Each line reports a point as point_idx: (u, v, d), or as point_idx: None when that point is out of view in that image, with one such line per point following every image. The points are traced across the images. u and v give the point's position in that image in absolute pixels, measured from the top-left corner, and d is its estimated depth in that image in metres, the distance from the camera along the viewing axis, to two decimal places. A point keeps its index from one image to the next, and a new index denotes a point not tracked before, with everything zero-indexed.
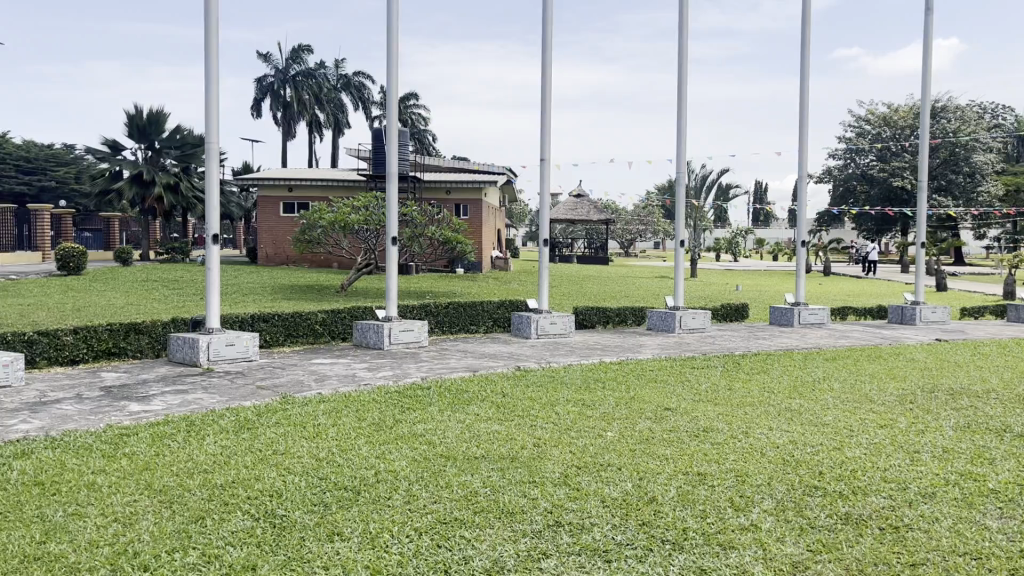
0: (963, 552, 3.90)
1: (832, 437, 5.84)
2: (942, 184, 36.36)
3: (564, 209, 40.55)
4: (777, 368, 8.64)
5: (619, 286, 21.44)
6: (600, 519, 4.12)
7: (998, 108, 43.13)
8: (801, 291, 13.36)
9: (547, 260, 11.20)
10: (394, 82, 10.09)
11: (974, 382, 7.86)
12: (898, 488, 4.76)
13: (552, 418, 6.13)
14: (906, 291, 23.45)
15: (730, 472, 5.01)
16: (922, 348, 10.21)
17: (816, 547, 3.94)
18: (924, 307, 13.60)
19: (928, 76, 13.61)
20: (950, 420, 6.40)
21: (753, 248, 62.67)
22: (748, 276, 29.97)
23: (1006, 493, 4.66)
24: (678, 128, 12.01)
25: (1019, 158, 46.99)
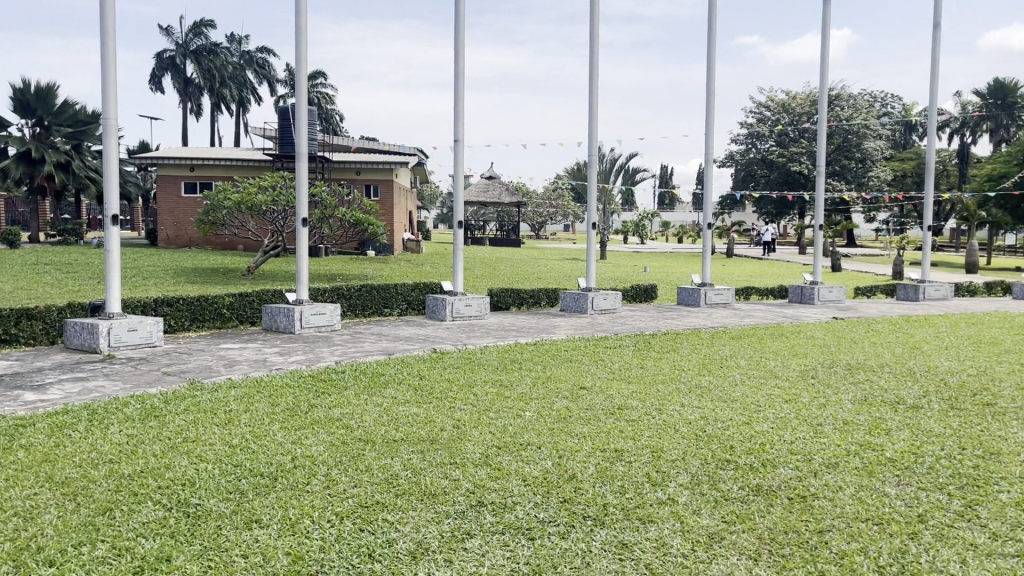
0: (866, 518, 4.09)
1: (741, 412, 6.03)
2: (836, 169, 37.91)
3: (476, 190, 40.50)
4: (685, 346, 8.88)
5: (532, 269, 21.57)
6: (522, 498, 4.14)
7: (888, 97, 45.21)
8: (707, 272, 13.73)
9: (461, 242, 11.11)
10: (304, 59, 9.81)
11: (869, 357, 8.26)
12: (804, 460, 4.95)
13: (470, 399, 6.12)
14: (803, 271, 24.44)
15: (646, 447, 5.11)
16: (821, 326, 10.66)
17: (731, 518, 4.06)
18: (822, 287, 14.21)
19: (825, 65, 14.13)
20: (849, 393, 6.71)
21: (659, 230, 64.16)
22: (654, 258, 30.62)
23: (902, 462, 4.92)
24: (589, 111, 12.11)
25: (905, 145, 49.52)
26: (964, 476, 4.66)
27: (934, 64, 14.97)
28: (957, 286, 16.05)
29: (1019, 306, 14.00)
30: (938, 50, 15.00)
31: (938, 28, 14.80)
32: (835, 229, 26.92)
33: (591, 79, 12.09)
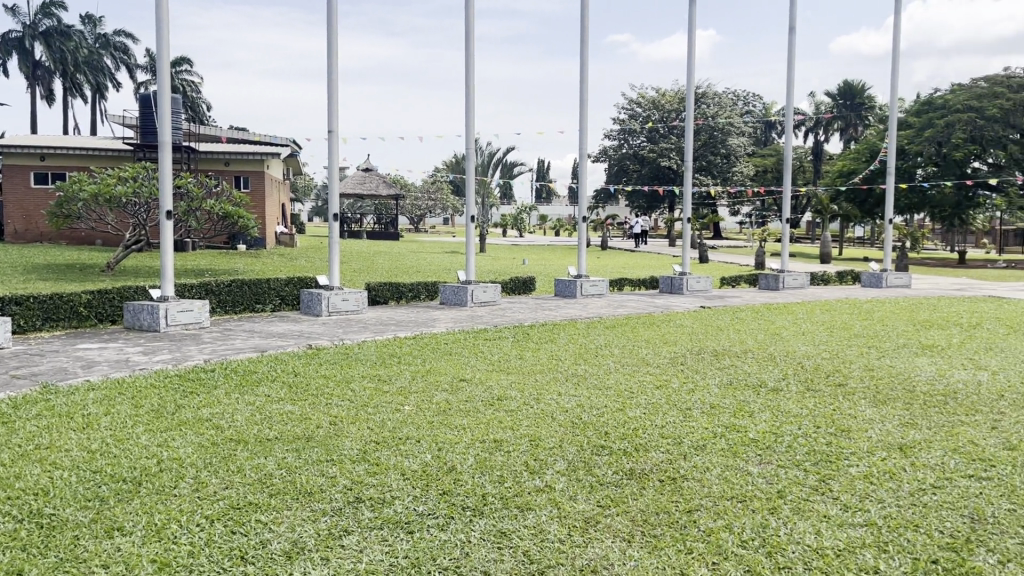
0: (731, 496, 4.30)
1: (615, 399, 6.21)
2: (703, 164, 39.50)
3: (352, 183, 39.78)
4: (562, 337, 9.06)
5: (410, 262, 21.39)
6: (401, 492, 4.12)
7: (750, 96, 47.47)
8: (582, 264, 14.04)
9: (337, 235, 10.89)
10: (166, 45, 9.36)
11: (734, 343, 8.68)
12: (674, 443, 5.15)
13: (348, 395, 6.03)
14: (673, 263, 25.36)
15: (524, 436, 5.19)
16: (689, 314, 11.11)
17: (605, 502, 4.18)
18: (690, 277, 14.81)
19: (692, 64, 14.69)
20: (716, 378, 7.04)
21: (537, 224, 65.06)
22: (532, 250, 31.00)
23: (763, 441, 5.20)
24: (466, 104, 12.12)
25: (765, 142, 52.19)
26: (819, 453, 4.97)
27: (790, 65, 15.84)
28: (813, 275, 17.07)
29: (866, 293, 15.06)
30: (794, 52, 15.88)
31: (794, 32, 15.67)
32: (702, 222, 28.04)
33: (468, 73, 12.10)
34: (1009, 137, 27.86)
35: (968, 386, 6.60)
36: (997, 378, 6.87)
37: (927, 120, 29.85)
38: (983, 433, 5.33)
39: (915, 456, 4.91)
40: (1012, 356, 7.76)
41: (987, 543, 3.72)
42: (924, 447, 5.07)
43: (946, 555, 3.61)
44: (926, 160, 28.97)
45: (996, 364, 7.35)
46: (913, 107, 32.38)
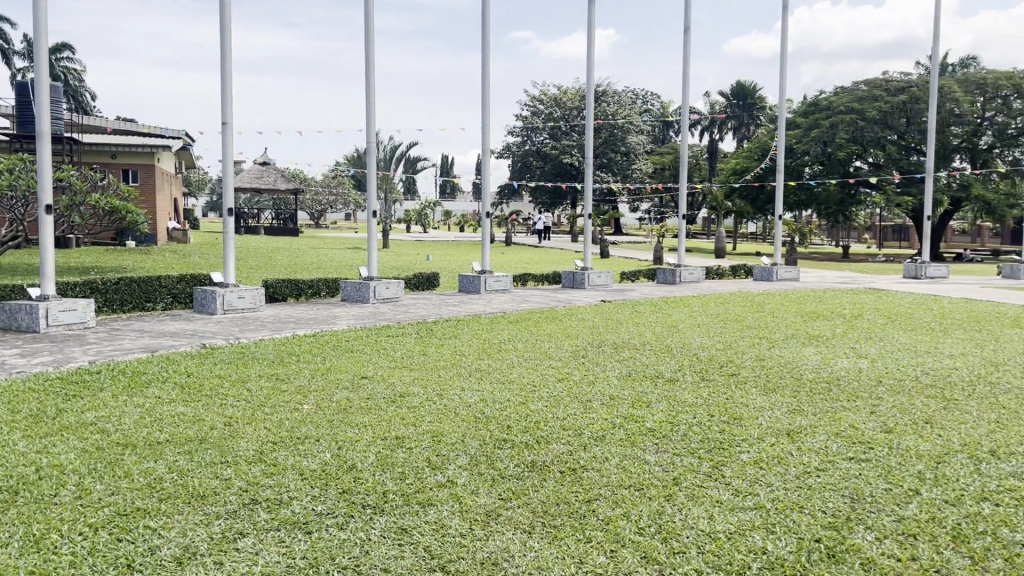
0: (629, 485, 4.40)
1: (517, 393, 6.26)
2: (604, 161, 40.20)
3: (249, 177, 38.63)
4: (465, 332, 9.06)
5: (310, 259, 20.93)
6: (299, 492, 4.04)
7: (649, 95, 48.52)
8: (486, 260, 14.06)
9: (232, 231, 10.55)
10: (43, 29, 8.85)
11: (634, 336, 8.87)
12: (574, 435, 5.23)
13: (244, 394, 5.86)
14: (575, 258, 25.71)
15: (426, 433, 5.16)
16: (591, 308, 11.30)
17: (506, 495, 4.21)
18: (592, 272, 15.06)
19: (591, 62, 14.93)
20: (615, 370, 7.19)
21: (440, 220, 64.84)
22: (435, 246, 30.84)
23: (660, 431, 5.34)
24: (366, 98, 11.96)
25: (663, 140, 53.51)
26: (713, 440, 5.14)
27: (685, 66, 16.30)
28: (708, 269, 17.64)
29: (757, 286, 15.67)
30: (689, 54, 16.37)
31: (689, 33, 16.14)
32: (603, 218, 28.52)
33: (368, 66, 11.94)
34: (888, 138, 29.50)
35: (851, 373, 6.96)
36: (877, 365, 7.27)
37: (814, 121, 31.32)
38: (863, 417, 5.63)
39: (801, 441, 5.14)
40: (890, 345, 8.23)
41: (865, 521, 3.94)
42: (810, 433, 5.31)
43: (829, 534, 3.80)
44: (813, 159, 30.37)
45: (876, 353, 7.78)
46: (801, 108, 33.89)
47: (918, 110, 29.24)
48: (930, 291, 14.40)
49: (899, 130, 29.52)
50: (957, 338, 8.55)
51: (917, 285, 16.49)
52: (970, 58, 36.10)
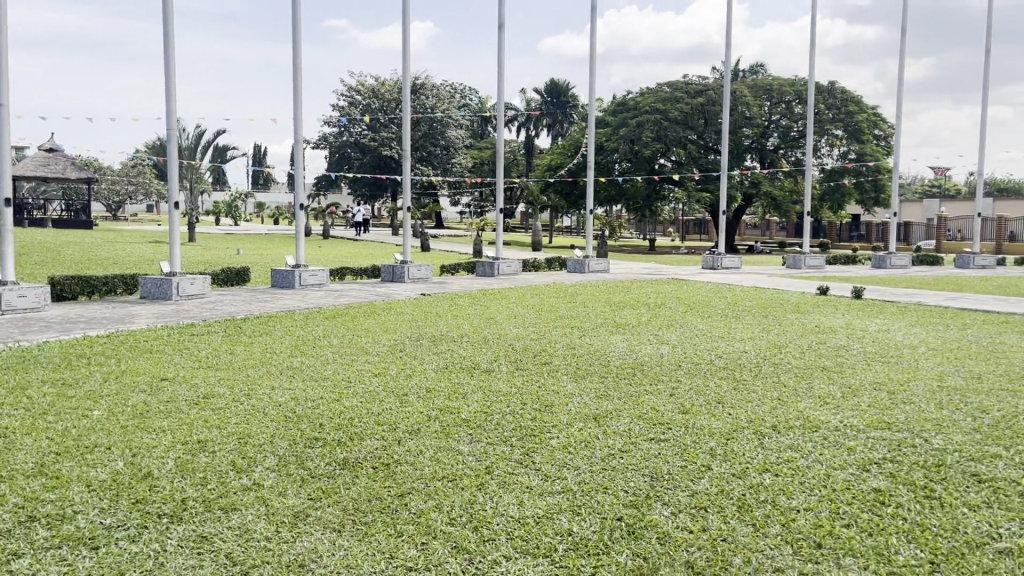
0: (441, 476, 4.42)
1: (331, 389, 6.12)
2: (423, 154, 40.14)
3: (33, 164, 35.19)
4: (278, 329, 8.74)
5: (105, 253, 19.38)
6: (86, 505, 3.73)
7: (467, 89, 48.87)
8: (300, 253, 13.63)
9: (10, 223, 9.58)
10: None
11: (451, 329, 8.92)
12: (388, 429, 5.18)
13: (22, 403, 5.34)
14: (394, 251, 25.49)
15: (232, 435, 4.93)
16: (410, 302, 11.22)
17: (316, 494, 4.10)
18: (411, 266, 15.00)
19: (406, 54, 14.83)
20: (432, 362, 7.21)
21: (254, 212, 62.21)
22: (248, 240, 29.51)
23: (474, 421, 5.40)
24: (166, 82, 11.24)
25: (482, 134, 54.10)
26: (524, 428, 5.27)
27: (500, 61, 16.57)
28: (524, 262, 18.09)
29: (570, 278, 16.25)
30: (504, 50, 16.65)
31: (503, 30, 16.41)
32: (423, 211, 28.43)
33: (167, 49, 11.21)
34: (688, 137, 31.51)
35: (654, 358, 7.38)
36: (677, 350, 7.74)
37: (622, 120, 32.87)
38: (664, 400, 5.99)
39: (608, 424, 5.38)
40: (689, 331, 8.80)
41: (663, 497, 4.18)
42: (615, 416, 5.57)
43: (629, 512, 4.00)
44: (621, 156, 31.91)
45: (677, 339, 8.29)
46: (611, 108, 35.49)
47: (714, 112, 31.41)
48: (723, 280, 15.56)
49: (698, 130, 31.64)
50: (747, 323, 9.28)
51: (714, 275, 17.70)
52: (758, 66, 39.15)
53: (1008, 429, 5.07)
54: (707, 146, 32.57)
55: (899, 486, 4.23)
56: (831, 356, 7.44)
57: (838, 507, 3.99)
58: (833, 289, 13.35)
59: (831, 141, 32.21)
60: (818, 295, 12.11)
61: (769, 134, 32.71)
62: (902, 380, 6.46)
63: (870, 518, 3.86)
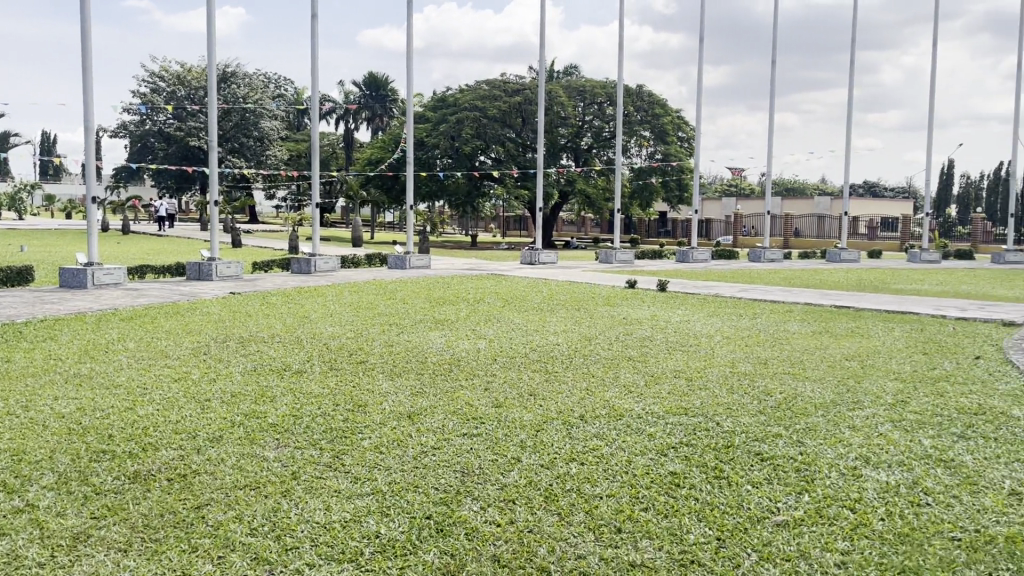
0: (243, 485, 4.21)
1: (124, 397, 5.69)
2: (235, 146, 38.39)
3: None
4: (65, 333, 8.04)
5: None
6: None
7: (281, 79, 47.17)
8: (93, 251, 12.62)
9: None
10: None
11: (262, 329, 8.56)
12: (187, 438, 4.88)
13: None
14: (202, 248, 24.14)
15: (2, 453, 4.46)
16: (216, 301, 10.68)
17: (100, 512, 3.79)
18: (219, 263, 14.29)
19: (212, 40, 14.06)
20: (239, 365, 6.87)
21: (41, 205, 56.87)
22: (34, 236, 26.92)
23: (281, 426, 5.19)
24: None
25: (298, 126, 52.47)
26: (335, 430, 5.13)
27: (313, 53, 16.11)
28: (342, 259, 17.70)
29: (389, 274, 16.10)
30: (317, 41, 16.20)
31: (316, 20, 15.97)
32: (234, 206, 27.15)
33: None
34: (506, 135, 32.14)
35: (470, 353, 7.43)
36: (493, 345, 7.83)
37: (441, 116, 33.00)
38: (478, 394, 6.04)
39: (421, 422, 5.34)
40: (505, 325, 8.95)
41: (473, 492, 4.21)
42: (429, 413, 5.54)
43: (439, 509, 3.98)
44: (442, 153, 32.02)
45: (493, 333, 8.40)
46: (431, 103, 35.53)
47: (530, 112, 32.45)
48: (539, 275, 15.97)
49: (516, 128, 32.38)
50: (560, 317, 9.55)
51: (531, 270, 18.14)
52: (572, 67, 40.56)
53: (788, 409, 5.52)
54: (525, 144, 33.36)
55: (693, 468, 4.49)
56: (637, 346, 7.81)
57: (637, 492, 4.18)
58: (640, 283, 14.06)
59: (639, 142, 33.95)
60: (627, 289, 12.70)
61: (583, 133, 34.01)
62: (699, 367, 6.88)
63: (666, 500, 4.07)
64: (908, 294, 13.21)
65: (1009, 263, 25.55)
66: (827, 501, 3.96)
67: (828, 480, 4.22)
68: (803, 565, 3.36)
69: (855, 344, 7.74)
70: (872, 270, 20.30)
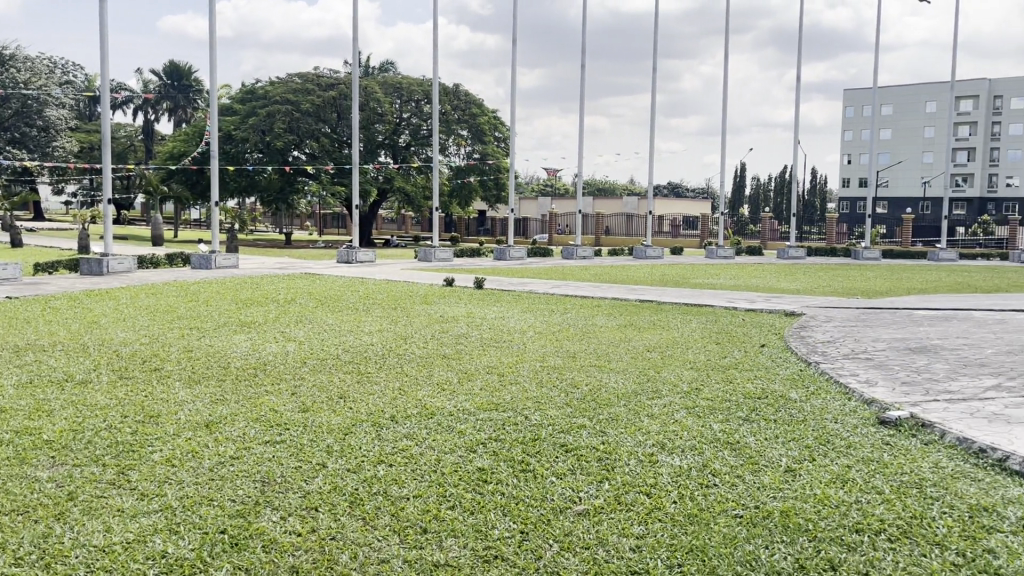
0: (8, 511, 3.79)
1: None
2: (15, 136, 34.96)
3: None
4: None
5: None
6: None
7: (69, 65, 43.50)
8: None
9: None
10: None
11: (42, 337, 7.78)
12: None
13: None
14: None
15: None
16: None
17: None
18: None
19: None
20: (12, 378, 6.18)
21: None
22: None
23: (59, 442, 4.73)
24: None
25: (88, 116, 48.60)
26: (121, 444, 4.74)
27: (102, 36, 14.97)
28: (139, 259, 16.55)
29: (193, 275, 15.25)
30: (107, 24, 15.08)
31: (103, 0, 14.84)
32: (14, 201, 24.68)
33: None
34: (321, 130, 31.36)
35: (277, 357, 7.13)
36: (302, 347, 7.56)
37: (250, 110, 31.70)
38: (284, 399, 5.79)
39: (219, 431, 5.04)
40: (317, 326, 8.65)
41: (273, 502, 4.01)
42: (228, 421, 5.25)
43: (234, 523, 3.76)
44: (252, 147, 30.73)
45: (303, 335, 8.11)
46: (239, 95, 34.05)
47: (345, 107, 31.85)
48: (353, 274, 15.71)
49: (331, 124, 31.67)
50: (375, 316, 9.39)
51: (345, 268, 17.80)
52: (388, 63, 40.21)
53: (592, 400, 5.71)
54: (341, 141, 32.69)
55: (500, 463, 4.53)
56: (451, 344, 7.81)
57: (444, 491, 4.15)
58: (457, 280, 14.17)
59: (457, 141, 34.22)
60: (443, 286, 12.74)
61: (401, 131, 33.82)
62: (511, 363, 6.97)
63: (472, 497, 4.07)
64: (702, 288, 14.16)
65: (791, 258, 28.12)
66: (625, 488, 4.12)
67: (627, 467, 4.39)
68: (601, 551, 3.46)
69: (656, 335, 8.15)
70: (674, 265, 21.60)
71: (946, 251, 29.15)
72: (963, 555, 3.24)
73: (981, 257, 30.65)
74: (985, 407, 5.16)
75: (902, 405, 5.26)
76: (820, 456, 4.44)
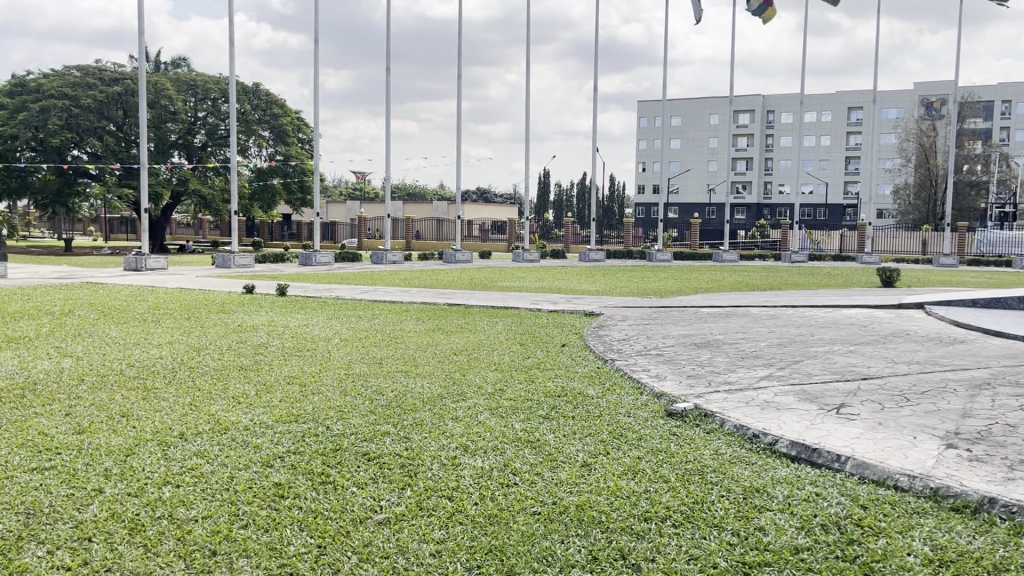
0: None
1: None
2: None
3: None
4: None
5: None
6: None
7: None
8: None
9: None
10: None
11: None
12: None
13: None
14: None
15: None
16: None
17: None
18: None
19: None
20: None
21: None
22: None
23: None
24: None
25: None
26: None
27: None
28: None
29: None
30: None
31: None
32: None
33: None
34: (105, 128, 29.00)
35: (51, 375, 6.47)
36: (81, 363, 6.93)
37: (21, 103, 28.90)
38: (55, 422, 5.25)
39: None
40: (98, 340, 7.96)
41: (38, 535, 3.62)
42: None
43: None
44: (23, 144, 28.01)
45: (82, 350, 7.44)
46: (8, 87, 31.00)
47: (132, 104, 29.80)
48: (138, 282, 14.65)
49: (116, 121, 29.47)
50: (166, 327, 8.79)
51: (134, 276, 16.75)
52: (182, 59, 38.20)
53: (397, 406, 5.64)
54: (128, 139, 30.43)
55: (298, 476, 4.35)
56: (250, 354, 7.47)
57: (237, 510, 3.93)
58: (258, 286, 13.66)
59: (258, 141, 32.98)
60: (243, 293, 12.20)
61: (195, 130, 32.10)
62: (313, 372, 6.76)
63: (267, 513, 3.88)
64: (506, 290, 14.53)
65: (592, 261, 29.40)
66: (427, 493, 4.09)
67: (430, 472, 4.36)
68: (400, 560, 3.40)
69: (463, 338, 8.22)
70: (479, 268, 22.11)
71: (728, 252, 31.70)
72: (738, 535, 3.49)
73: (757, 258, 33.62)
74: (759, 396, 5.62)
75: (688, 397, 5.62)
76: (613, 450, 4.64)
